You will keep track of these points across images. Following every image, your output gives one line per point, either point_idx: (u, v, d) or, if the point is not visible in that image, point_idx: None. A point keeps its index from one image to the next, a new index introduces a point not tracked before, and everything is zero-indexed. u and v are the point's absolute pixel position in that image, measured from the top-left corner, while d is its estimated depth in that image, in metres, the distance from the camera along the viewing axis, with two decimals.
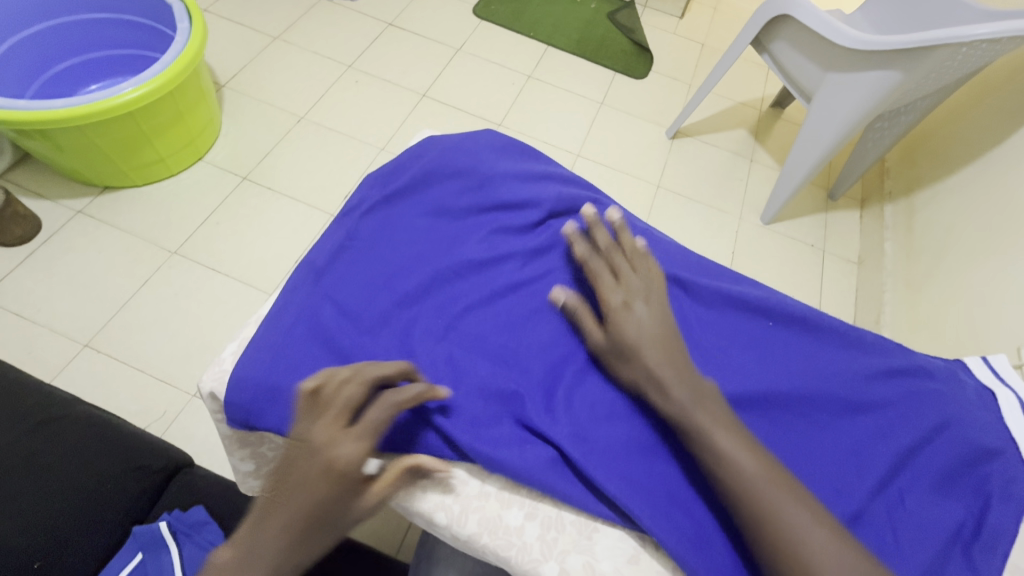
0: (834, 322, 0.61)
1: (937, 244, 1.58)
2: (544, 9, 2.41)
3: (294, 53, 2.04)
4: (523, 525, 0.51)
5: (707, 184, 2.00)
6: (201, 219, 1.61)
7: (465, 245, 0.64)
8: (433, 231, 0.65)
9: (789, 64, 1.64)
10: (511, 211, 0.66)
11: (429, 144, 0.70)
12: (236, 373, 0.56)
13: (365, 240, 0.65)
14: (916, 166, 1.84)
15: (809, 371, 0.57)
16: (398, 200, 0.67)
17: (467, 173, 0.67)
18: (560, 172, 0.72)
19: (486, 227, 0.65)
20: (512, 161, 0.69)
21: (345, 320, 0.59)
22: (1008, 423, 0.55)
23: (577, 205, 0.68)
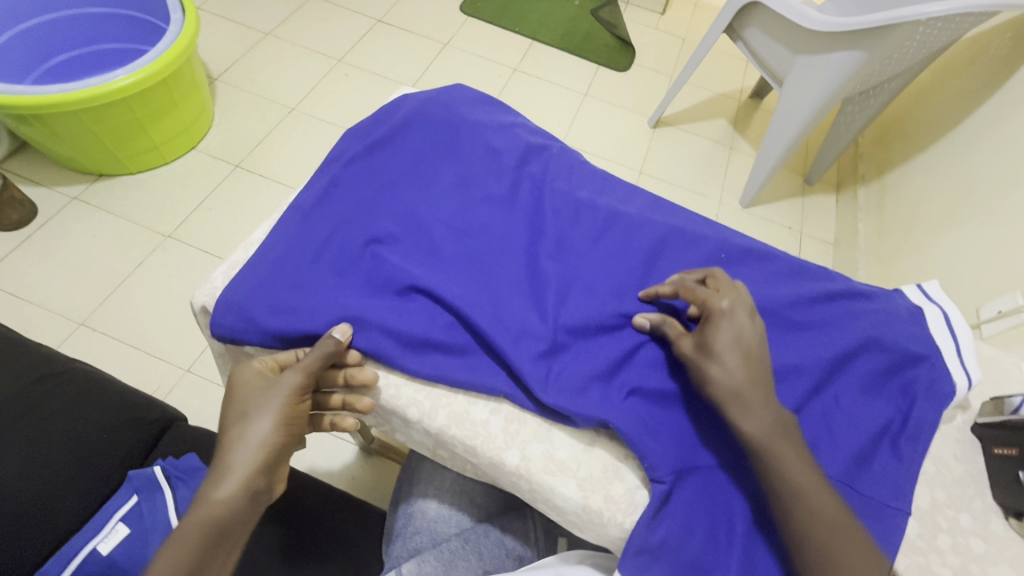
0: (774, 252, 0.68)
1: (906, 221, 1.64)
2: (529, 5, 2.49)
3: (285, 48, 2.10)
4: (488, 418, 0.56)
5: (688, 170, 2.07)
6: (194, 204, 1.65)
7: (440, 186, 0.69)
8: (411, 175, 0.70)
9: (762, 50, 1.71)
10: (484, 157, 0.72)
11: (409, 100, 0.77)
12: (223, 298, 0.60)
13: (347, 185, 0.69)
14: (888, 149, 1.90)
15: (755, 290, 0.63)
16: (377, 148, 0.72)
17: (443, 124, 0.73)
18: (527, 125, 0.78)
19: (460, 171, 0.70)
20: (484, 115, 0.76)
21: (325, 252, 0.63)
22: (935, 334, 0.60)
23: (544, 152, 0.74)
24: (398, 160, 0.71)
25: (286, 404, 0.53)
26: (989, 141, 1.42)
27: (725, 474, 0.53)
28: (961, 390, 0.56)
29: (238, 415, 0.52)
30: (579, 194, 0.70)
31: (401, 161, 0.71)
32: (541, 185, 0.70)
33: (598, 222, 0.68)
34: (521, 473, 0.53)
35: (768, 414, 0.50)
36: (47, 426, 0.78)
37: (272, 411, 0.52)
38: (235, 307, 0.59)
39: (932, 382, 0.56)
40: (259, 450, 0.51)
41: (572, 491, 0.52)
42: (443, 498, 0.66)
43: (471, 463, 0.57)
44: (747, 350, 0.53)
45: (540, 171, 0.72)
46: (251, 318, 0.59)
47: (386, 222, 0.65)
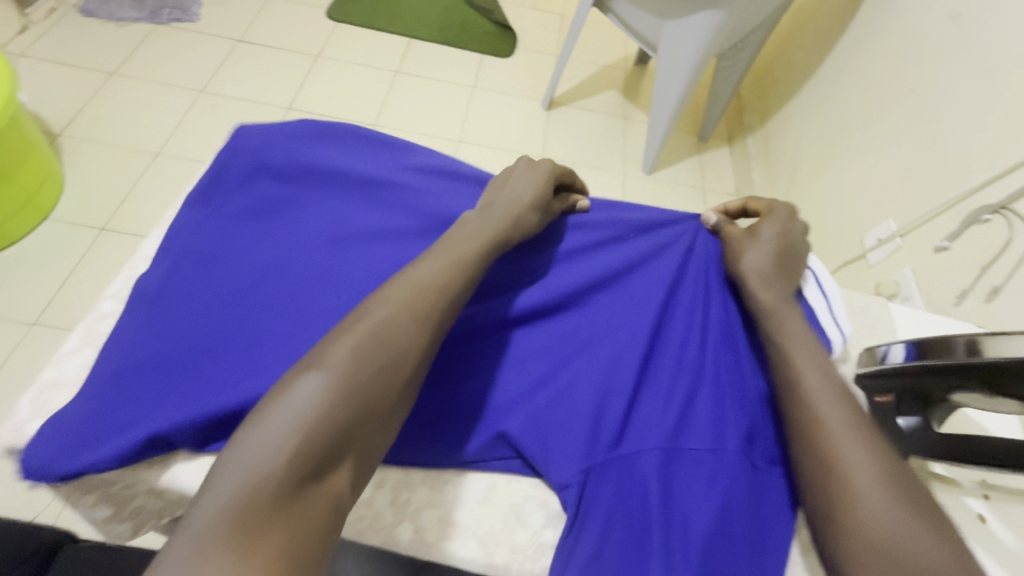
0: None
1: (790, 163, 1.73)
2: (400, 2, 2.38)
3: (136, 87, 1.89)
4: (371, 494, 0.47)
5: (588, 147, 2.08)
6: (61, 279, 1.47)
7: (301, 235, 0.61)
8: (273, 232, 0.61)
9: (632, 19, 1.73)
10: (346, 194, 0.65)
11: (243, 144, 0.67)
12: (36, 440, 0.46)
13: (198, 258, 0.58)
14: (765, 96, 1.99)
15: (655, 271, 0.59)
16: (226, 210, 0.62)
17: (290, 167, 0.65)
18: (387, 146, 0.71)
19: (326, 215, 0.63)
20: (337, 150, 0.68)
21: (183, 344, 0.52)
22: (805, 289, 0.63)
23: (413, 174, 0.68)
24: (245, 217, 0.62)
25: (343, 377, 0.40)
26: (846, 77, 1.51)
27: (664, 480, 0.47)
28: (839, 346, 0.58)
29: (295, 381, 0.40)
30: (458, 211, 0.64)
31: (250, 217, 0.62)
32: (413, 210, 0.64)
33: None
34: (420, 549, 0.45)
35: (779, 290, 0.54)
36: None
37: (332, 374, 0.40)
38: (53, 447, 0.45)
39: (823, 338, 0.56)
40: (298, 430, 0.37)
41: (474, 553, 0.45)
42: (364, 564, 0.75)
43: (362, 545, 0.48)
44: (790, 244, 0.57)
45: (410, 195, 0.65)
46: (60, 444, 0.46)
47: (238, 291, 0.56)
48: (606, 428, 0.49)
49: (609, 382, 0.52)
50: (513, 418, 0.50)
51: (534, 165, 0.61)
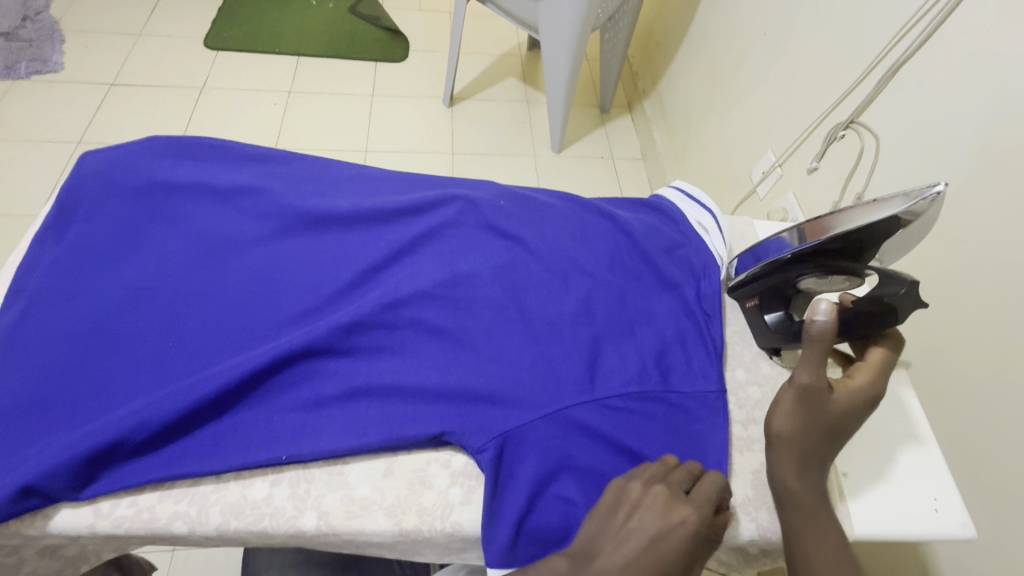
0: (547, 198, 0.68)
1: (683, 120, 1.81)
2: (281, 22, 2.32)
3: (4, 150, 1.75)
4: (269, 492, 0.46)
5: (498, 136, 2.10)
6: None
7: (169, 254, 0.56)
8: (131, 254, 0.56)
9: (510, 5, 1.77)
10: (213, 204, 0.60)
11: (89, 167, 0.60)
12: None
13: (48, 295, 0.53)
14: (652, 60, 2.08)
15: (531, 235, 0.62)
16: (73, 238, 0.56)
17: (145, 184, 0.59)
18: (255, 149, 0.65)
19: (189, 231, 0.58)
20: (193, 161, 0.62)
21: (41, 389, 0.48)
22: (690, 215, 0.68)
23: (283, 175, 0.64)
24: (100, 245, 0.56)
25: None
26: (714, 29, 1.60)
27: (561, 419, 0.51)
28: (726, 275, 0.64)
29: None
30: (336, 205, 0.61)
31: (105, 244, 0.56)
32: (288, 211, 0.60)
33: (363, 232, 0.61)
34: (325, 533, 0.46)
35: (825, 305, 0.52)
36: None
37: None
38: None
39: (702, 269, 0.63)
40: None
41: (383, 523, 0.46)
42: None
43: (273, 545, 0.47)
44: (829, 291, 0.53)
45: (281, 194, 0.61)
46: None
47: (99, 327, 0.52)
48: (498, 388, 0.52)
49: (501, 352, 0.55)
50: (410, 396, 0.51)
51: (673, 512, 0.44)
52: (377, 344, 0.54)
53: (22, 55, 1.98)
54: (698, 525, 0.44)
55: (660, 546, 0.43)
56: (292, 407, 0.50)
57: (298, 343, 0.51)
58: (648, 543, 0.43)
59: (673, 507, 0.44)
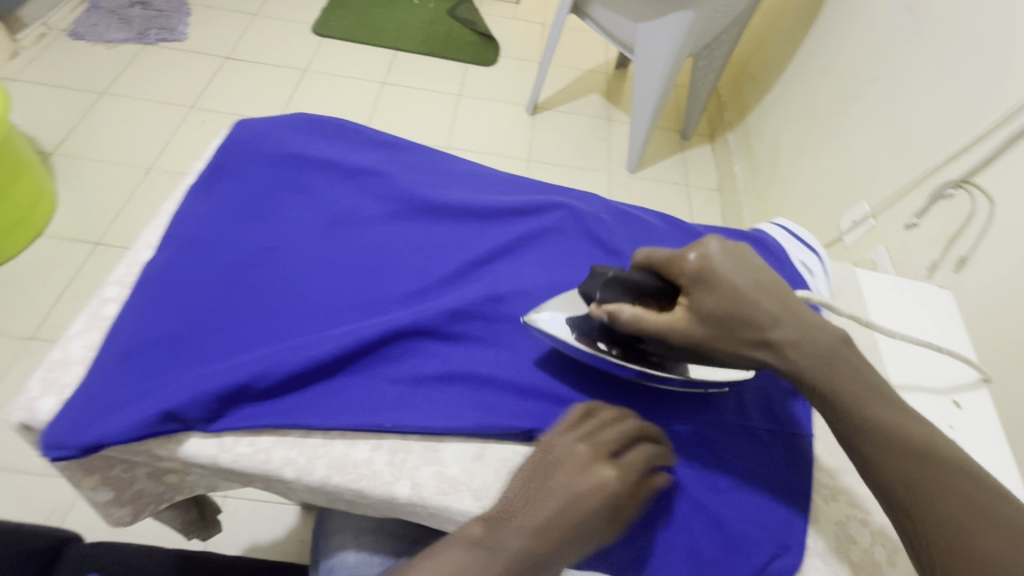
0: (649, 219, 0.70)
1: (769, 157, 1.78)
2: (384, 17, 2.44)
3: (127, 105, 1.92)
4: (370, 455, 0.49)
5: (574, 149, 2.13)
6: (55, 295, 1.47)
7: (298, 220, 0.60)
8: (266, 215, 0.60)
9: (609, 23, 1.79)
10: (341, 179, 0.63)
11: (239, 133, 0.66)
12: (57, 415, 0.47)
13: (193, 242, 0.58)
14: (743, 93, 2.05)
15: (633, 253, 0.64)
16: (218, 194, 0.61)
17: (285, 154, 0.63)
18: (382, 135, 0.69)
19: (318, 202, 0.62)
20: (328, 139, 0.66)
21: (180, 325, 0.52)
22: (792, 255, 0.67)
23: (404, 162, 0.67)
24: (239, 203, 0.61)
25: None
26: (817, 70, 1.56)
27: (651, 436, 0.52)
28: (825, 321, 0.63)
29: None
30: (451, 197, 0.64)
31: (245, 203, 0.61)
32: (407, 195, 0.63)
33: (473, 225, 0.64)
34: (416, 503, 0.48)
35: None
36: None
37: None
38: (67, 429, 0.45)
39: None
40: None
41: (470, 505, 0.48)
42: (361, 542, 0.57)
43: (364, 505, 0.50)
44: None
45: (403, 179, 0.64)
46: (90, 425, 0.46)
47: (231, 276, 0.56)
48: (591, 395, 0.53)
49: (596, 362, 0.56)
50: (507, 389, 0.53)
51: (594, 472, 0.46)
52: (479, 335, 0.56)
53: (153, 23, 2.17)
54: (618, 486, 0.45)
55: (580, 517, 0.44)
56: (397, 380, 0.52)
57: (410, 321, 0.54)
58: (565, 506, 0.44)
59: (598, 469, 0.46)
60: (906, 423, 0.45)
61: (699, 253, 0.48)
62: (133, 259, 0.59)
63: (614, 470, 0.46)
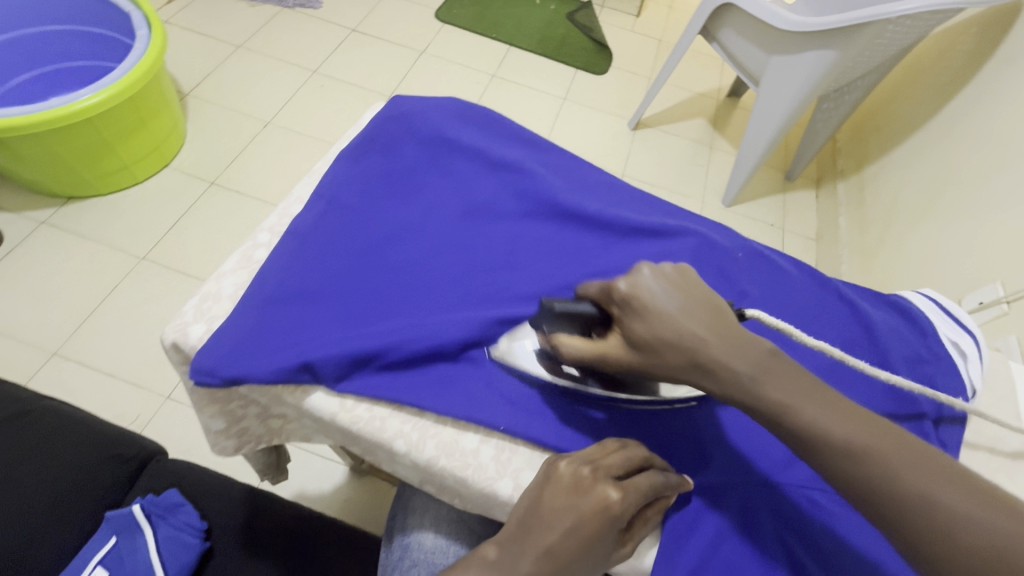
0: (786, 263, 0.66)
1: (884, 215, 1.66)
2: (504, 11, 2.48)
3: (259, 61, 2.06)
4: (478, 447, 0.50)
5: (670, 171, 2.07)
6: (169, 224, 1.60)
7: (437, 203, 0.62)
8: (407, 193, 0.62)
9: (737, 50, 1.72)
10: (482, 171, 0.64)
11: (395, 109, 0.68)
12: (207, 346, 0.50)
13: (340, 206, 0.61)
14: (864, 143, 1.93)
15: (762, 296, 0.61)
16: (366, 164, 0.64)
17: (434, 136, 0.65)
18: (523, 133, 0.70)
19: (457, 189, 0.63)
20: (475, 128, 0.68)
21: (321, 283, 0.55)
22: (940, 331, 0.62)
23: (542, 163, 0.68)
24: (385, 176, 0.63)
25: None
26: (962, 132, 1.43)
27: None
28: (967, 410, 0.58)
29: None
30: (586, 206, 0.64)
31: (390, 178, 0.63)
32: (543, 197, 0.63)
33: (601, 238, 0.63)
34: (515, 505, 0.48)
35: None
36: (28, 485, 0.73)
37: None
38: (216, 360, 0.49)
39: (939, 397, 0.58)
40: None
41: None
42: (440, 528, 0.60)
43: (461, 494, 0.51)
44: None
45: (542, 180, 0.64)
46: (235, 362, 0.49)
47: (368, 245, 0.58)
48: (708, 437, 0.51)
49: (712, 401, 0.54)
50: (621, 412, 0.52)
51: (596, 494, 0.43)
52: None
53: None
54: (620, 510, 0.43)
55: (573, 540, 0.42)
56: (514, 378, 0.53)
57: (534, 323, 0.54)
58: (567, 533, 0.42)
59: (594, 493, 0.43)
60: (831, 423, 0.42)
61: (630, 280, 0.46)
62: (284, 213, 0.63)
63: (618, 493, 0.43)
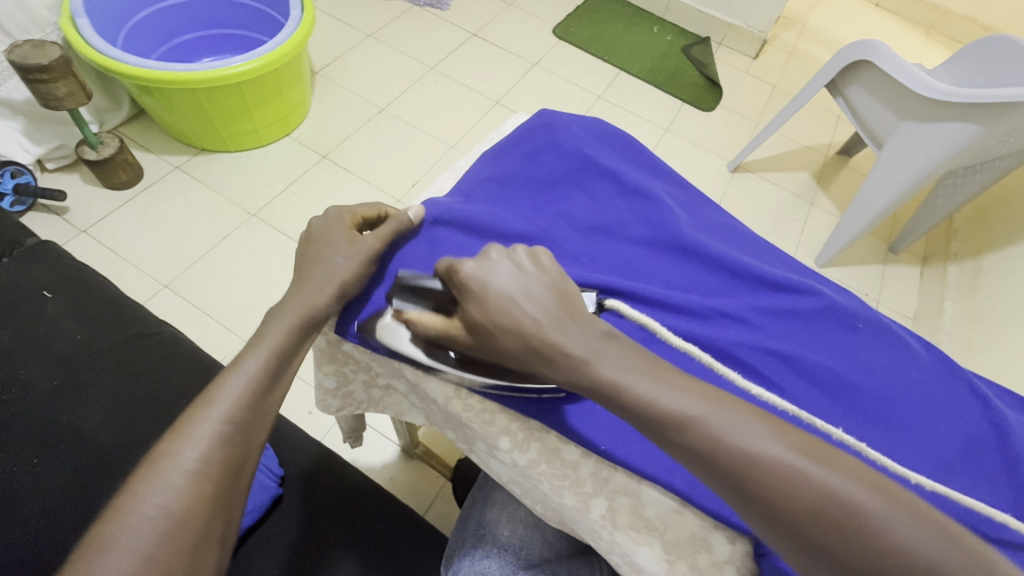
0: (915, 343, 0.62)
1: (1001, 310, 1.51)
2: (621, 36, 2.50)
3: (384, 51, 2.19)
4: (579, 460, 0.51)
5: (765, 221, 2.00)
6: (281, 187, 1.73)
7: (566, 215, 0.64)
8: (539, 202, 0.66)
9: (863, 108, 1.64)
10: (613, 192, 0.66)
11: (541, 118, 0.71)
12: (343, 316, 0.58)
13: (479, 204, 0.65)
14: (988, 228, 1.78)
15: (883, 371, 0.58)
16: (507, 167, 0.68)
17: (574, 150, 0.67)
18: (656, 165, 0.72)
19: (587, 205, 0.65)
20: (611, 151, 0.70)
21: None
22: None
23: (671, 196, 0.69)
24: (522, 183, 0.67)
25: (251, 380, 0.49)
26: None
27: None
28: None
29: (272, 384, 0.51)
30: (710, 245, 0.64)
31: (528, 185, 0.67)
32: (668, 228, 0.64)
33: (720, 278, 0.63)
34: (605, 525, 0.49)
35: None
36: (137, 400, 0.77)
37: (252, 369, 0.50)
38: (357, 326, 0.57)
39: None
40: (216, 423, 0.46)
41: (657, 554, 0.48)
42: (516, 528, 0.63)
43: (551, 501, 0.52)
44: None
45: (671, 210, 0.65)
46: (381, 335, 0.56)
47: (492, 241, 0.62)
48: None
49: None
50: None
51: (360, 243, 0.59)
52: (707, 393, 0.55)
53: None
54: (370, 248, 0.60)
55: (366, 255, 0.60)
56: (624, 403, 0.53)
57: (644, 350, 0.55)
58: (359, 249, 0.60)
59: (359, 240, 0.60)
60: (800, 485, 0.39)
61: (472, 263, 0.47)
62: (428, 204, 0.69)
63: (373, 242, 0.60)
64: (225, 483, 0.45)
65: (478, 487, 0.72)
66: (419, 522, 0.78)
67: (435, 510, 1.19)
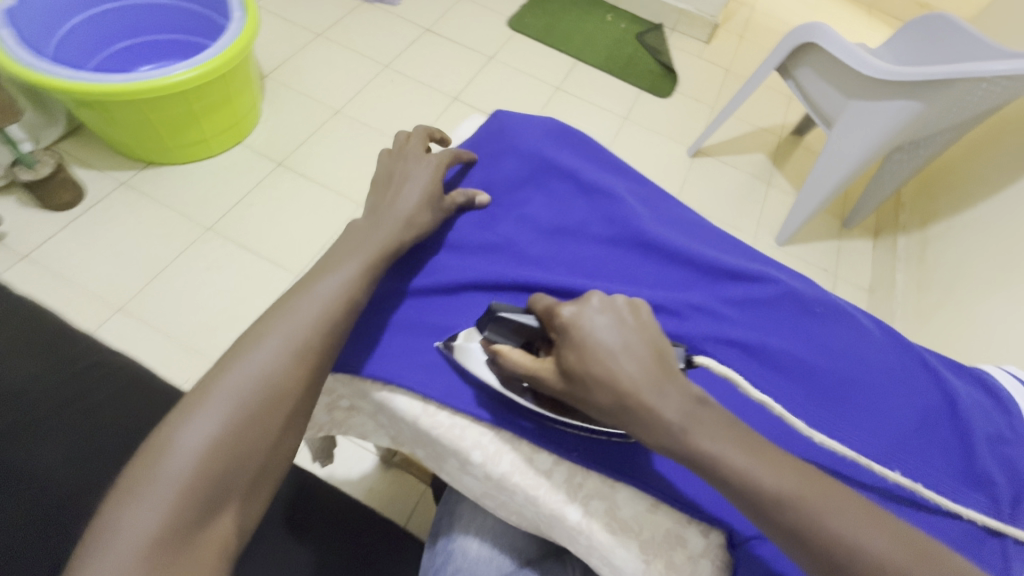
0: (869, 323, 0.64)
1: (948, 278, 1.58)
2: (575, 25, 2.49)
3: (335, 50, 2.12)
4: (551, 469, 0.51)
5: (725, 205, 2.04)
6: (236, 199, 1.66)
7: (528, 219, 0.64)
8: (501, 209, 0.65)
9: (813, 89, 1.69)
10: (572, 193, 0.66)
11: (497, 123, 0.71)
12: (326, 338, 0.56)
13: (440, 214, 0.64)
14: (932, 200, 1.87)
15: (842, 352, 0.60)
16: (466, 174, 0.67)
17: (531, 153, 0.67)
18: (613, 160, 0.72)
19: (548, 207, 0.65)
20: (568, 150, 0.69)
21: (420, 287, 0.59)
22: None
23: (628, 191, 0.69)
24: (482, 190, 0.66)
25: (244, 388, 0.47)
26: None
27: None
28: None
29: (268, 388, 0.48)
30: (671, 240, 0.64)
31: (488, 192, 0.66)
32: (630, 225, 0.64)
33: (683, 272, 0.64)
34: (582, 531, 0.49)
35: None
36: None
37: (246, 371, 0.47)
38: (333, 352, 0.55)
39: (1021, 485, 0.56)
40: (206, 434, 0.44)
41: (634, 555, 0.48)
42: (484, 537, 0.63)
43: (527, 510, 0.52)
44: None
45: (631, 207, 0.65)
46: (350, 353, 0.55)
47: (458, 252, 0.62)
48: None
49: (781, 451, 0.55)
50: None
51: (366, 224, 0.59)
52: None
53: None
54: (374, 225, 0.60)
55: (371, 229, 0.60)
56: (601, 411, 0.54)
57: None
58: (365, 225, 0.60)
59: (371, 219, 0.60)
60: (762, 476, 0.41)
61: (574, 308, 0.46)
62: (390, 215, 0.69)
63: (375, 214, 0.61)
64: (213, 500, 0.43)
65: (442, 500, 0.72)
66: (391, 536, 0.77)
67: (417, 518, 1.18)
